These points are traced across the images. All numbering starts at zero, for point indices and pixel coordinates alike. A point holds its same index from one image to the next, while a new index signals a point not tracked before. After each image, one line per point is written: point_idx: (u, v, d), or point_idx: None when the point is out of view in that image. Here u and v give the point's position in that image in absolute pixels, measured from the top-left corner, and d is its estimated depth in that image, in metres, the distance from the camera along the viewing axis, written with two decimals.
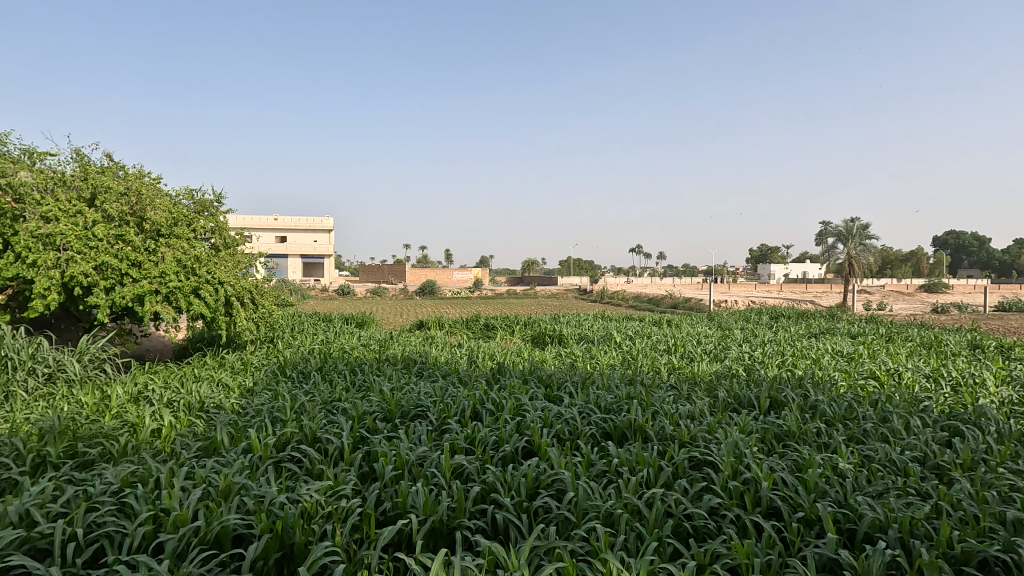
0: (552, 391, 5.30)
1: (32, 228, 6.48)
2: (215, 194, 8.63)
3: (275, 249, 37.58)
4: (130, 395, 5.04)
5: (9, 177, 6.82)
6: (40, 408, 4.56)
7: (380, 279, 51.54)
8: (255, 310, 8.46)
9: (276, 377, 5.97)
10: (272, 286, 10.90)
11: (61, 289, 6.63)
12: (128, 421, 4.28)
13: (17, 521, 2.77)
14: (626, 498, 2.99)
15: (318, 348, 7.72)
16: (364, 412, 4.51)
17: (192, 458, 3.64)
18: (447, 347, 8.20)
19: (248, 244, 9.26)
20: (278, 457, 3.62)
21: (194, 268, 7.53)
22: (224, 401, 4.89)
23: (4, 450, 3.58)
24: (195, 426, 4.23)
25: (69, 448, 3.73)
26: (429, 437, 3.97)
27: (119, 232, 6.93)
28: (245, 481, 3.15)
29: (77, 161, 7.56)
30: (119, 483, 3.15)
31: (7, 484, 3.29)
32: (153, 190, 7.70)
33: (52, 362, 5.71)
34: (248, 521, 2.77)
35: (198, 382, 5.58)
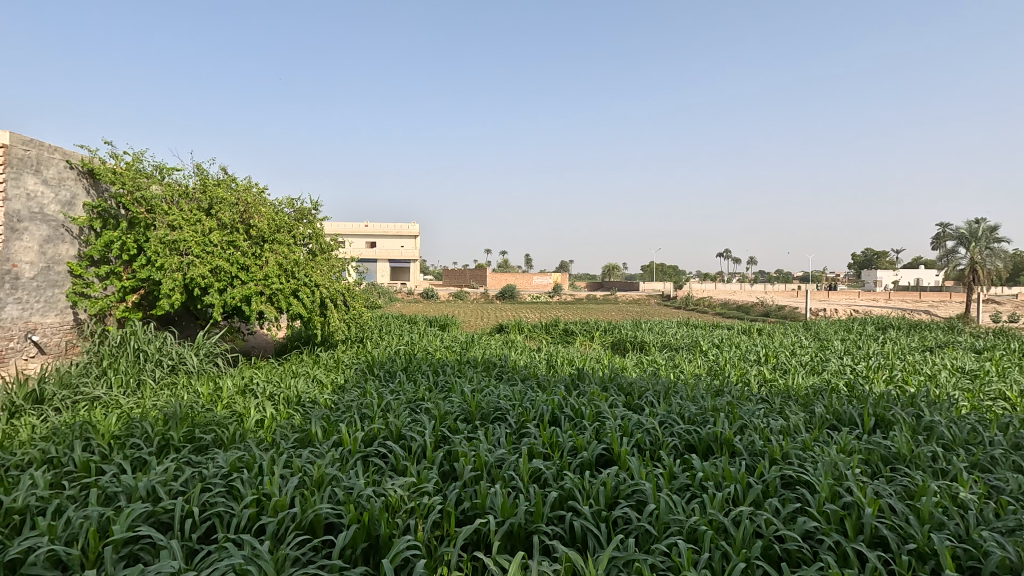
0: (632, 399, 5.18)
1: (160, 236, 7.29)
2: (313, 203, 9.24)
3: (365, 254, 39.66)
4: (238, 388, 5.53)
5: (143, 190, 7.72)
6: (165, 396, 5.12)
7: (462, 283, 52.89)
8: (347, 312, 8.98)
9: (365, 376, 6.29)
10: (362, 288, 11.48)
11: (183, 290, 7.41)
12: (236, 411, 4.69)
13: (145, 496, 3.12)
14: (711, 514, 2.85)
15: (404, 349, 8.06)
16: (446, 412, 4.63)
17: (290, 448, 3.92)
18: (526, 351, 8.27)
19: (341, 249, 9.80)
20: (365, 452, 3.80)
21: (293, 271, 8.09)
22: (319, 396, 5.22)
23: (136, 432, 4.05)
24: (293, 419, 4.55)
25: (189, 433, 4.15)
26: (508, 439, 4.02)
27: (230, 239, 7.66)
28: (336, 472, 3.35)
29: (197, 174, 8.42)
30: (228, 467, 3.46)
31: (137, 462, 3.71)
32: (259, 200, 8.39)
33: (175, 355, 6.39)
34: (339, 511, 2.94)
35: (297, 378, 6.02)
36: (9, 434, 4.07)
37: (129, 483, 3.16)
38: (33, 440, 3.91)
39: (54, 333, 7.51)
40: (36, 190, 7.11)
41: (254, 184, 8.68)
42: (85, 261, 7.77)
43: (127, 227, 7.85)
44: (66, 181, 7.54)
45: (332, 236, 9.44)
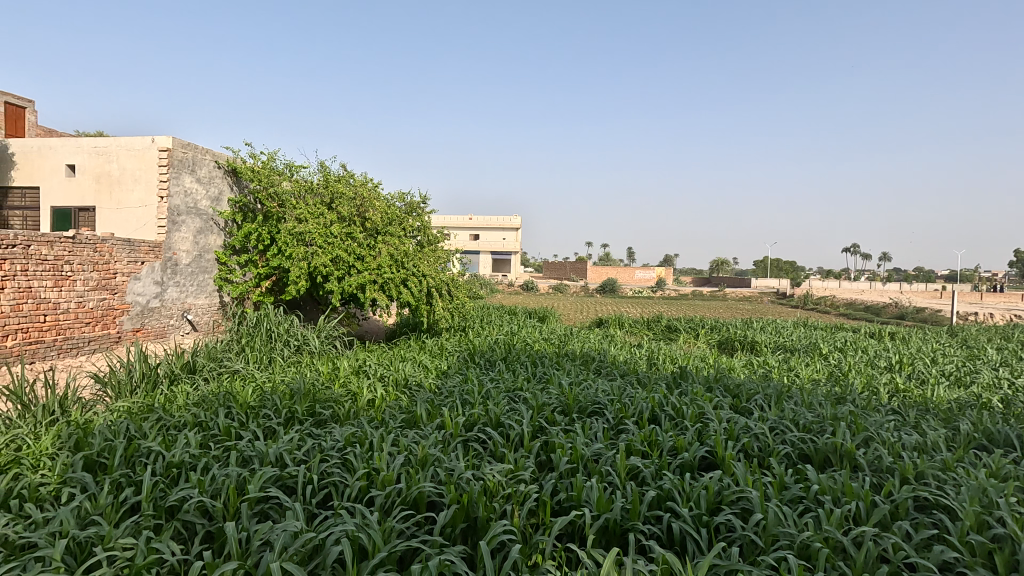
0: (740, 401, 4.90)
1: (290, 228, 8.07)
2: (422, 197, 9.70)
3: (468, 246, 41.00)
4: (353, 368, 6.00)
5: (275, 187, 8.61)
6: (291, 372, 5.68)
7: (562, 276, 52.91)
8: (451, 301, 9.34)
9: (466, 363, 6.53)
10: (466, 278, 11.86)
11: (307, 278, 8.17)
12: (351, 390, 5.08)
13: (274, 462, 3.50)
14: (828, 531, 2.62)
15: (504, 339, 8.23)
16: (544, 403, 4.68)
17: (398, 428, 4.17)
18: (627, 346, 8.11)
19: (447, 241, 10.18)
20: (466, 436, 3.95)
21: (403, 262, 8.54)
22: (424, 380, 5.51)
23: (268, 404, 4.53)
24: (400, 400, 4.84)
25: (311, 408, 4.57)
26: (606, 434, 3.98)
27: (348, 231, 8.26)
28: (438, 454, 3.52)
29: (321, 172, 9.17)
30: (343, 441, 3.77)
31: (268, 430, 4.15)
32: (374, 194, 8.97)
33: (300, 337, 7.06)
34: (440, 490, 3.09)
35: (404, 362, 6.38)
36: (169, 399, 4.74)
37: (262, 449, 3.55)
38: (188, 405, 4.52)
39: (205, 312, 8.64)
40: (192, 188, 8.14)
41: (370, 179, 9.29)
42: (229, 250, 8.80)
43: (263, 220, 8.77)
44: (215, 179, 8.56)
45: (439, 229, 9.83)
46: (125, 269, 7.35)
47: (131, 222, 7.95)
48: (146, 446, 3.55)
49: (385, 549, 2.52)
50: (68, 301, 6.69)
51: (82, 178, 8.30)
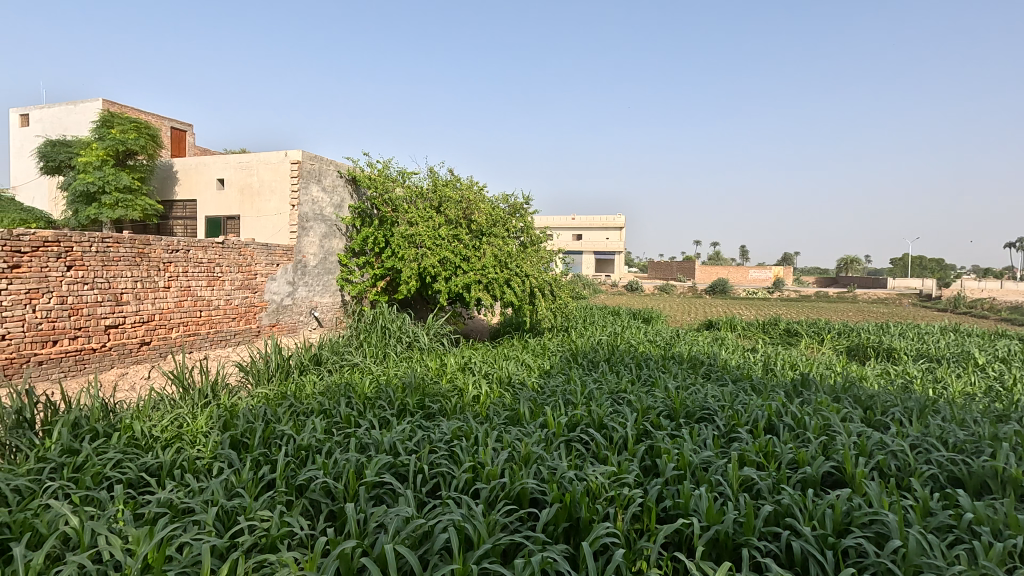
0: (873, 414, 4.41)
1: (403, 231, 8.59)
2: (525, 198, 9.85)
3: (571, 246, 40.93)
4: (459, 365, 6.24)
5: (390, 194, 9.20)
6: (403, 367, 6.03)
7: (668, 276, 51.01)
8: (553, 301, 9.37)
9: (569, 363, 6.52)
10: (569, 278, 11.83)
11: (418, 278, 8.63)
12: (457, 385, 5.29)
13: (388, 450, 3.73)
14: (985, 567, 2.27)
15: (607, 340, 8.10)
16: (649, 407, 4.54)
17: (502, 424, 4.27)
18: (740, 350, 7.63)
19: (550, 241, 10.22)
20: (568, 436, 3.94)
21: (506, 262, 8.71)
22: (527, 379, 5.58)
23: (383, 396, 4.85)
24: (504, 397, 4.95)
25: (420, 401, 4.81)
26: (716, 442, 3.78)
27: (455, 233, 8.63)
28: (541, 452, 3.55)
29: (431, 177, 9.65)
30: (450, 435, 3.93)
31: (383, 420, 4.44)
32: (479, 197, 9.27)
33: (411, 334, 7.48)
34: (543, 488, 3.11)
35: (508, 360, 6.52)
36: (299, 387, 5.24)
37: (377, 438, 3.81)
38: (314, 394, 4.96)
39: (329, 310, 9.42)
40: (319, 196, 8.93)
41: (475, 183, 9.60)
42: (349, 253, 9.53)
43: (379, 224, 9.40)
44: (338, 188, 9.34)
45: (542, 229, 9.90)
46: (263, 270, 8.22)
47: (268, 229, 8.89)
48: (280, 429, 3.95)
49: (489, 540, 2.59)
50: (218, 299, 7.61)
51: (230, 191, 9.41)
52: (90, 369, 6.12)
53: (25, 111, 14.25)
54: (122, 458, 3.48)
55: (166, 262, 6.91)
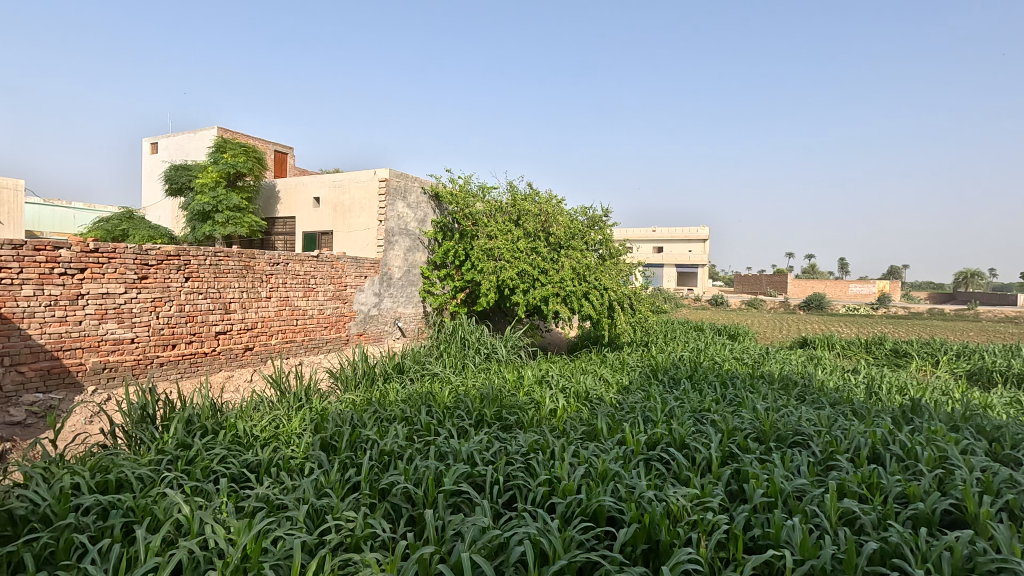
0: (1000, 448, 3.91)
1: (482, 244, 8.79)
2: (604, 210, 9.75)
3: (652, 259, 39.92)
4: (536, 378, 6.24)
5: (471, 208, 9.46)
6: (481, 378, 6.11)
7: (757, 290, 48.34)
8: (633, 315, 9.16)
9: (649, 380, 6.32)
10: (649, 292, 11.53)
11: (496, 291, 8.78)
12: (534, 398, 5.28)
13: (466, 459, 3.80)
14: None
15: (689, 356, 7.79)
16: (735, 428, 4.30)
17: (579, 439, 4.21)
18: (838, 371, 7.06)
19: (630, 254, 10.03)
20: (648, 455, 3.81)
21: (585, 275, 8.64)
22: (605, 395, 5.47)
23: (461, 406, 4.94)
24: (581, 412, 4.88)
25: (498, 412, 4.86)
26: (811, 469, 3.51)
27: (533, 246, 8.71)
28: (618, 470, 3.46)
29: (510, 191, 9.81)
30: (527, 447, 3.93)
31: (461, 429, 4.53)
32: (558, 210, 9.31)
33: (489, 345, 7.61)
34: (621, 507, 3.03)
35: (585, 375, 6.43)
36: (383, 394, 5.47)
37: (456, 446, 3.89)
38: (397, 401, 5.15)
39: (412, 321, 9.79)
40: (404, 212, 9.35)
41: (554, 196, 9.65)
42: (431, 266, 9.88)
43: (460, 238, 9.68)
44: (422, 204, 9.73)
45: (621, 242, 9.74)
46: (353, 282, 8.69)
47: (357, 243, 9.41)
48: (366, 434, 4.13)
49: (565, 557, 2.55)
50: (313, 308, 8.13)
51: (324, 208, 10.07)
52: (202, 370, 6.73)
53: (155, 140, 16.08)
54: (227, 454, 3.78)
55: (268, 274, 7.49)
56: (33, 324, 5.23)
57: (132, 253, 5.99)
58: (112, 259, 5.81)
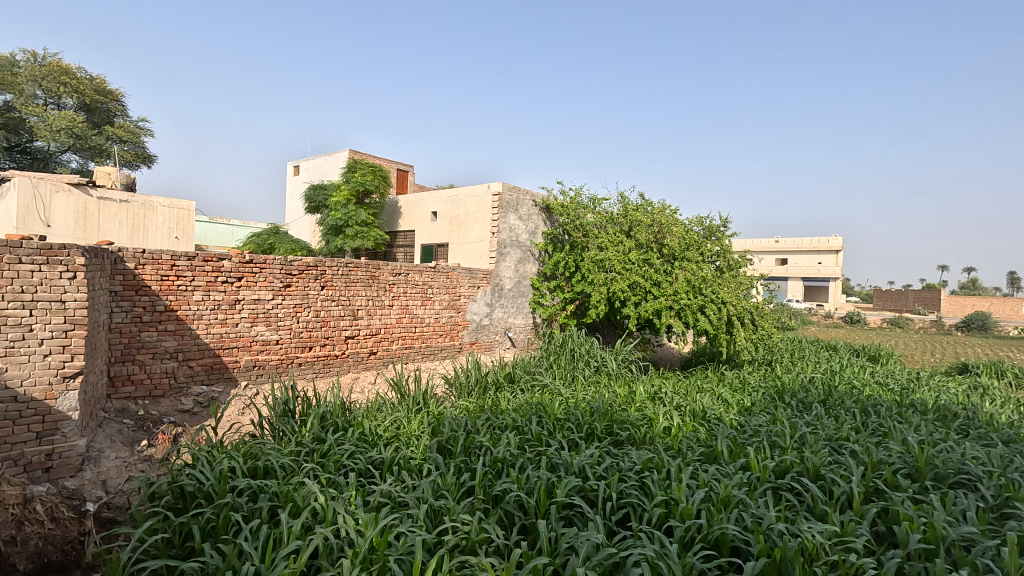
0: None
1: (592, 256, 8.74)
2: (722, 220, 9.25)
3: (774, 271, 37.11)
4: (649, 394, 6.03)
5: (581, 220, 9.44)
6: (591, 391, 6.02)
7: (900, 307, 43.04)
8: (754, 331, 8.56)
9: (775, 402, 5.84)
10: (772, 307, 10.71)
11: (607, 303, 8.67)
12: (647, 415, 5.10)
13: (577, 472, 3.75)
14: None
15: (821, 378, 7.11)
16: (880, 461, 3.83)
17: (696, 461, 3.99)
18: (1011, 403, 6.05)
19: (751, 266, 9.40)
20: (776, 484, 3.51)
21: (701, 288, 8.23)
22: (725, 415, 5.14)
23: (571, 419, 4.90)
24: (699, 432, 4.63)
25: (609, 427, 4.75)
26: (981, 516, 3.02)
27: (645, 257, 8.49)
28: (743, 497, 3.22)
29: (621, 202, 9.66)
30: (641, 465, 3.80)
31: (571, 442, 4.49)
32: (672, 220, 8.98)
33: (599, 358, 7.50)
34: (746, 537, 2.82)
35: (702, 393, 6.10)
36: (495, 402, 5.59)
37: (567, 459, 3.85)
38: (508, 410, 5.23)
39: (522, 331, 9.95)
40: (516, 224, 9.57)
41: (668, 206, 9.34)
42: (541, 277, 10.00)
43: (570, 250, 9.70)
44: (533, 216, 9.89)
45: (742, 253, 9.16)
46: (466, 292, 9.02)
47: (471, 255, 9.77)
48: (479, 441, 4.24)
49: None
50: (430, 317, 8.55)
51: (441, 221, 10.58)
52: (333, 371, 7.34)
53: (297, 163, 17.94)
54: (354, 450, 4.07)
55: (391, 283, 8.01)
56: (200, 324, 6.03)
57: (278, 263, 6.70)
58: (263, 269, 6.55)
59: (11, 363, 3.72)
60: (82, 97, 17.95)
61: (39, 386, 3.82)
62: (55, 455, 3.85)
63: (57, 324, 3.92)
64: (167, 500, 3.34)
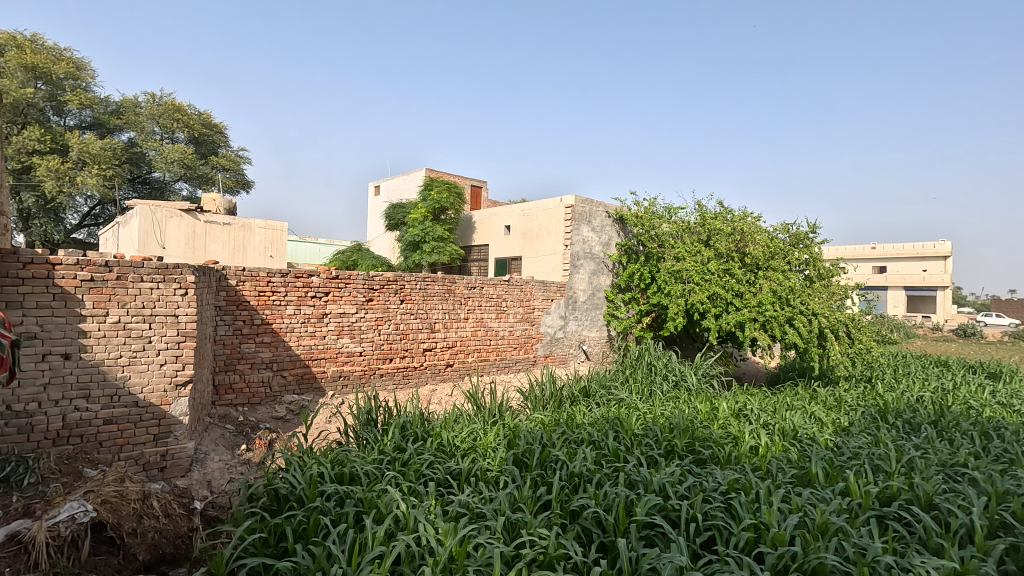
0: None
1: (669, 266, 8.51)
2: (810, 226, 8.70)
3: (871, 280, 34.34)
4: (733, 410, 5.74)
5: (657, 230, 9.21)
6: (671, 407, 5.81)
7: None
8: (850, 345, 7.95)
9: (876, 422, 5.38)
10: (871, 319, 9.90)
11: (685, 315, 8.39)
12: (731, 432, 4.85)
13: (658, 490, 3.62)
14: None
15: (930, 397, 6.46)
16: (1007, 492, 3.41)
17: (788, 483, 3.74)
18: None
19: (845, 275, 8.76)
20: (882, 512, 3.22)
21: (788, 299, 7.76)
22: (819, 435, 4.80)
23: (650, 435, 4.75)
24: (790, 453, 4.34)
25: (690, 444, 4.56)
26: None
27: (726, 267, 8.15)
28: (843, 524, 2.98)
29: (699, 211, 9.35)
30: (726, 485, 3.61)
31: (650, 459, 4.35)
32: (755, 228, 8.55)
33: (679, 373, 7.24)
34: (848, 569, 2.60)
35: (792, 411, 5.72)
36: (570, 416, 5.53)
37: (646, 476, 3.73)
38: (584, 424, 5.15)
39: (596, 344, 9.82)
40: (589, 236, 9.51)
41: (750, 213, 8.93)
42: (616, 289, 9.85)
43: (645, 261, 9.49)
44: (606, 228, 9.79)
45: (834, 261, 8.57)
46: (540, 305, 9.03)
47: (544, 267, 9.79)
48: (555, 455, 4.21)
49: None
50: (504, 330, 8.64)
51: (515, 235, 10.70)
52: (412, 383, 7.58)
53: (378, 183, 18.83)
54: (434, 460, 4.17)
55: (467, 297, 8.19)
56: (292, 336, 6.44)
57: (362, 279, 7.04)
58: (348, 284, 6.91)
59: (133, 371, 4.14)
60: (191, 131, 19.90)
61: (155, 392, 4.23)
62: (169, 456, 4.25)
63: (171, 336, 4.33)
64: (263, 501, 3.57)
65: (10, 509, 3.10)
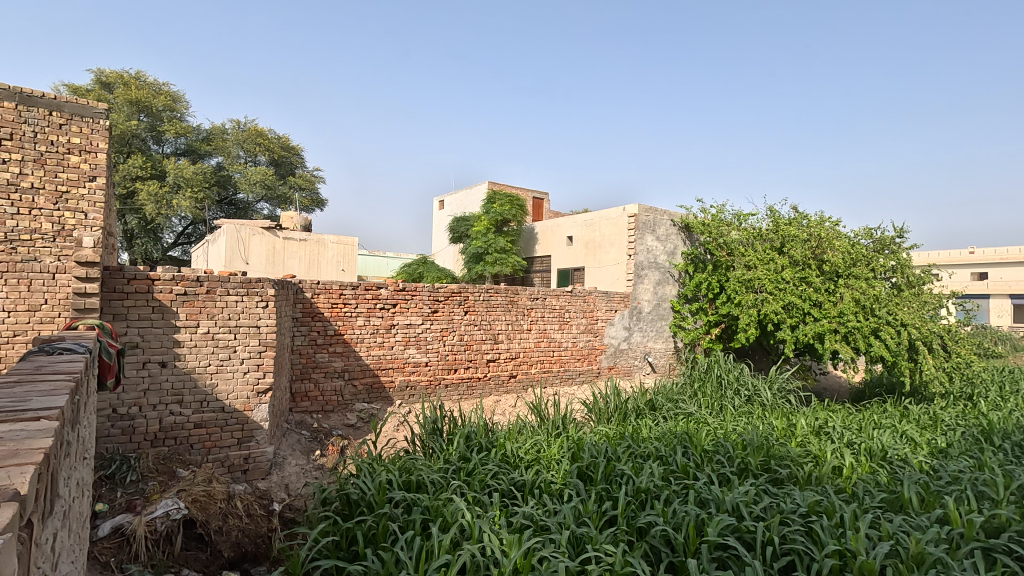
0: None
1: (740, 275, 8.18)
2: (897, 231, 8.10)
3: (970, 288, 31.40)
4: (812, 428, 5.40)
5: (725, 238, 8.89)
6: (743, 423, 5.55)
7: None
8: (946, 359, 7.31)
9: (979, 444, 4.90)
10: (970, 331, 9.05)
11: (757, 326, 8.01)
12: (811, 451, 4.57)
13: (730, 510, 3.46)
14: None
15: None
16: None
17: (876, 508, 3.47)
18: None
19: (939, 282, 8.07)
20: (987, 544, 2.91)
21: (873, 308, 7.24)
22: (911, 456, 4.42)
23: (721, 450, 4.56)
24: (878, 475, 4.03)
25: (765, 462, 4.34)
26: None
27: (803, 275, 7.72)
28: (941, 555, 2.73)
29: (771, 217, 8.94)
30: (806, 507, 3.39)
31: (722, 477, 4.17)
32: (834, 234, 8.05)
33: (751, 387, 6.91)
34: None
35: (880, 429, 5.31)
36: (636, 430, 5.39)
37: (718, 495, 3.58)
38: (651, 439, 5.01)
39: (663, 356, 9.57)
40: (654, 246, 9.32)
41: (827, 218, 8.44)
42: (683, 300, 9.57)
43: (713, 270, 9.17)
44: (671, 236, 9.56)
45: (925, 267, 7.93)
46: (604, 315, 8.91)
47: (608, 278, 9.67)
48: (621, 469, 4.12)
49: None
50: (568, 341, 8.58)
51: (577, 246, 10.64)
52: (476, 393, 7.67)
53: (442, 198, 19.32)
54: (498, 471, 4.19)
55: (530, 308, 8.21)
56: (363, 347, 6.69)
57: (427, 291, 7.23)
58: (414, 296, 7.11)
59: (221, 378, 4.44)
60: (272, 153, 21.31)
61: (239, 399, 4.51)
62: (251, 459, 4.52)
63: (254, 346, 4.62)
64: (336, 505, 3.71)
65: (115, 504, 3.41)
